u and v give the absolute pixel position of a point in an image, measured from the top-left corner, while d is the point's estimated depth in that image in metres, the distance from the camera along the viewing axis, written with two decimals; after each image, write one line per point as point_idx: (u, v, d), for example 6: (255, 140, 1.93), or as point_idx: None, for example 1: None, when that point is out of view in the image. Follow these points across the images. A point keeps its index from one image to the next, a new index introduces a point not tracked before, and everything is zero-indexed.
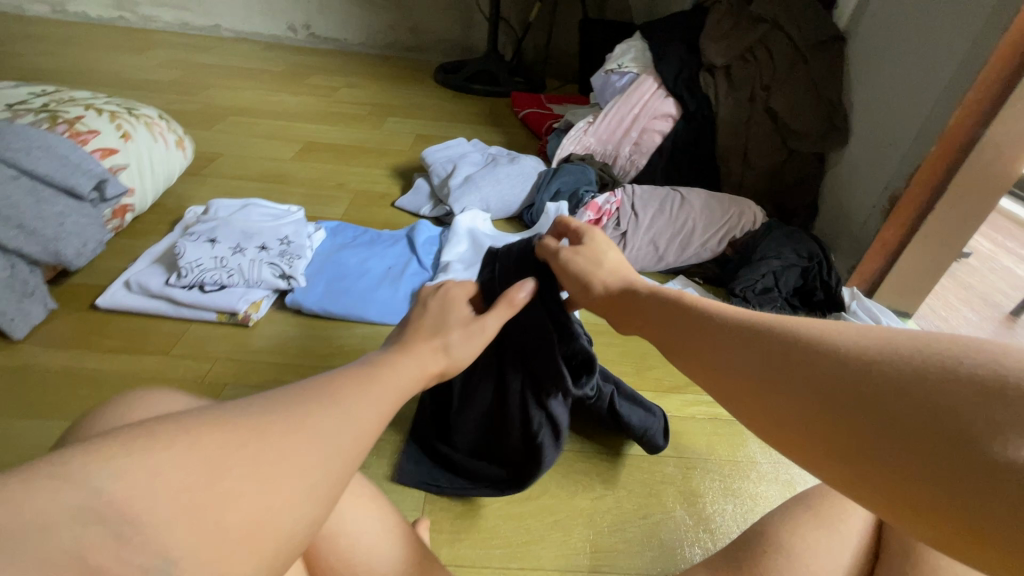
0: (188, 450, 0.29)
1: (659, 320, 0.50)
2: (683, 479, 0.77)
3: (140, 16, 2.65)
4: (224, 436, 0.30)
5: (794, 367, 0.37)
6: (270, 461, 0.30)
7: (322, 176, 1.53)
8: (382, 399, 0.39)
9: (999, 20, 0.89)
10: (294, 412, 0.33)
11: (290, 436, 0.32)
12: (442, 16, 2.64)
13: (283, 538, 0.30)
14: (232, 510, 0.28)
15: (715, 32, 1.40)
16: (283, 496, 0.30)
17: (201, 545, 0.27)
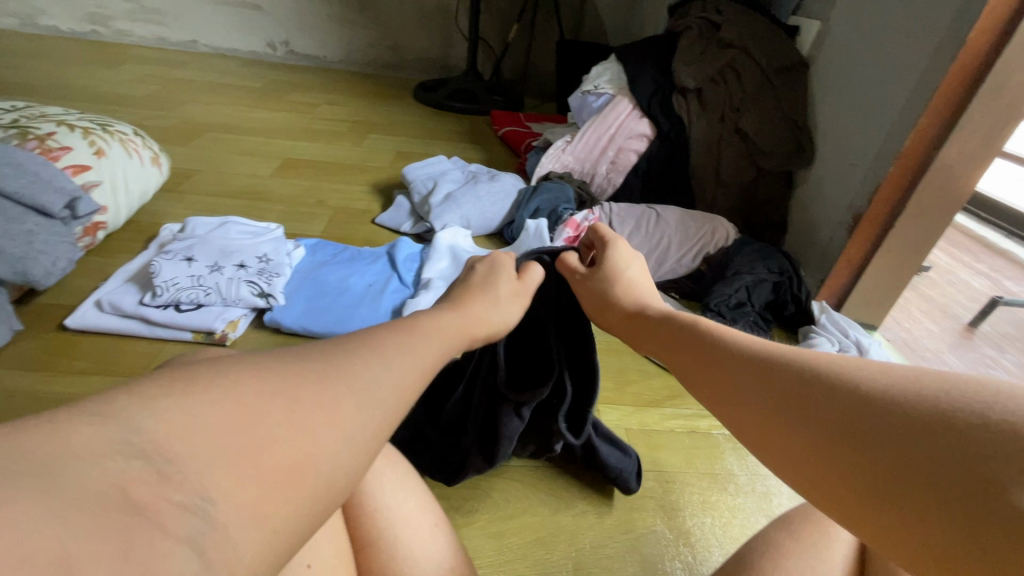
0: (228, 392, 0.30)
1: (673, 342, 0.53)
2: (662, 492, 0.79)
3: (113, 31, 2.60)
4: (263, 381, 0.32)
5: (808, 402, 0.37)
6: (305, 406, 0.31)
7: (302, 192, 1.52)
8: (421, 360, 0.41)
9: (947, 50, 0.95)
10: (332, 366, 0.35)
11: (326, 387, 0.33)
12: (421, 35, 2.67)
13: (320, 481, 0.30)
14: (268, 451, 0.29)
15: (686, 56, 1.45)
16: (318, 444, 0.30)
17: (240, 486, 0.27)
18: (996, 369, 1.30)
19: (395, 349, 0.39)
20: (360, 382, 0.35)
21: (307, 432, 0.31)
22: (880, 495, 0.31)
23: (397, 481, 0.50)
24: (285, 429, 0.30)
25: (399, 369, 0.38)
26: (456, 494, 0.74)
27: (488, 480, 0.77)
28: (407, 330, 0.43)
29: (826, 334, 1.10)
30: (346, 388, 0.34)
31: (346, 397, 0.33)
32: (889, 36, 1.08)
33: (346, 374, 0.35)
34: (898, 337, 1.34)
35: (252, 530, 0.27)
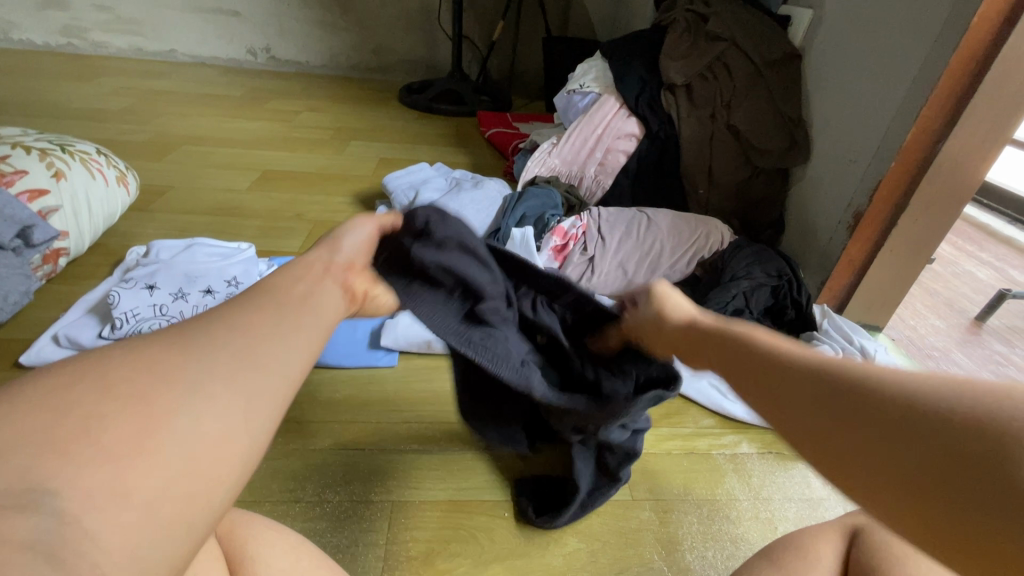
0: (31, 394, 0.27)
1: (715, 350, 0.45)
2: (660, 524, 0.73)
3: (90, 43, 2.53)
4: (73, 373, 0.28)
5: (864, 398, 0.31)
6: (135, 383, 0.28)
7: (280, 206, 1.46)
8: (304, 312, 0.39)
9: (949, 37, 0.90)
10: (158, 342, 0.31)
11: (157, 357, 0.30)
12: (405, 36, 2.61)
13: (195, 442, 0.28)
14: (106, 429, 0.26)
15: (673, 51, 1.39)
16: (168, 404, 0.28)
17: (78, 470, 0.25)
18: (1006, 366, 1.24)
19: (251, 306, 0.37)
20: (211, 343, 0.32)
21: (142, 402, 0.28)
22: (954, 505, 0.26)
23: (285, 547, 0.48)
24: (115, 406, 0.27)
25: (261, 322, 0.35)
26: (436, 537, 0.68)
27: (469, 515, 0.71)
28: (272, 288, 0.40)
29: (828, 342, 1.04)
30: (188, 353, 0.31)
31: (188, 360, 0.30)
32: (885, 24, 1.02)
33: (175, 342, 0.32)
34: (902, 335, 1.28)
35: (112, 507, 0.25)
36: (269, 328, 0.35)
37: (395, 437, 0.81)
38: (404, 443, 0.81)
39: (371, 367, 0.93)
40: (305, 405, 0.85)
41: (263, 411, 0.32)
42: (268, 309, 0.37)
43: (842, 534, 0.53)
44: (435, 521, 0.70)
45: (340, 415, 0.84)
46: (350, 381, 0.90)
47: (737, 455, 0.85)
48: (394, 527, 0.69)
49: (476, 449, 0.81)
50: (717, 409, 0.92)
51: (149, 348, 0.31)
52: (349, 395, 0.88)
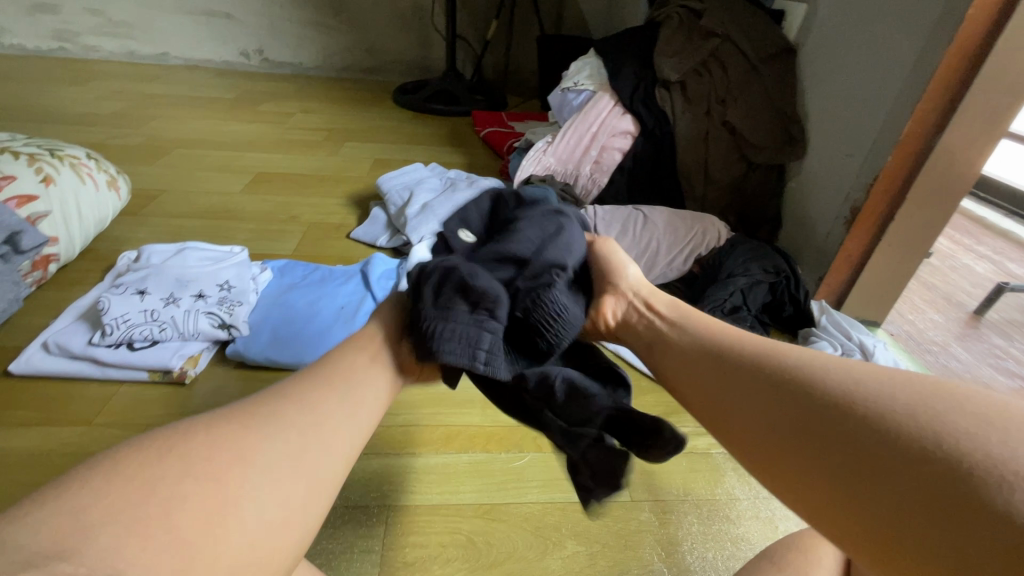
0: (118, 482, 0.34)
1: (671, 350, 0.50)
2: (659, 526, 0.72)
3: (81, 47, 2.51)
4: (155, 462, 0.35)
5: (806, 422, 0.37)
6: (203, 471, 0.36)
7: (273, 209, 1.45)
8: (354, 402, 0.45)
9: (944, 29, 0.89)
10: (224, 431, 0.39)
11: (226, 452, 0.37)
12: (398, 36, 2.59)
13: (250, 536, 0.35)
14: (178, 516, 0.33)
15: (667, 47, 1.38)
16: (229, 491, 0.35)
17: (153, 556, 0.31)
18: (1005, 359, 1.23)
19: (304, 398, 0.43)
20: (267, 441, 0.39)
21: (213, 496, 0.35)
22: (866, 510, 0.32)
23: None
24: (190, 495, 0.34)
25: (315, 417, 0.42)
26: (432, 541, 0.68)
27: (465, 517, 0.71)
28: (326, 372, 0.47)
29: (827, 338, 1.03)
30: (251, 450, 0.38)
31: (251, 444, 0.38)
32: (881, 18, 1.01)
33: (240, 435, 0.39)
34: (901, 330, 1.28)
35: None
36: (321, 426, 0.42)
37: (389, 440, 0.81)
38: (400, 447, 0.80)
39: None
40: None
41: (305, 506, 0.38)
42: (322, 403, 0.43)
43: None
44: (432, 525, 0.69)
45: None
46: None
47: None
48: (389, 534, 0.68)
49: (472, 452, 0.80)
50: None
51: (222, 440, 0.38)
52: None
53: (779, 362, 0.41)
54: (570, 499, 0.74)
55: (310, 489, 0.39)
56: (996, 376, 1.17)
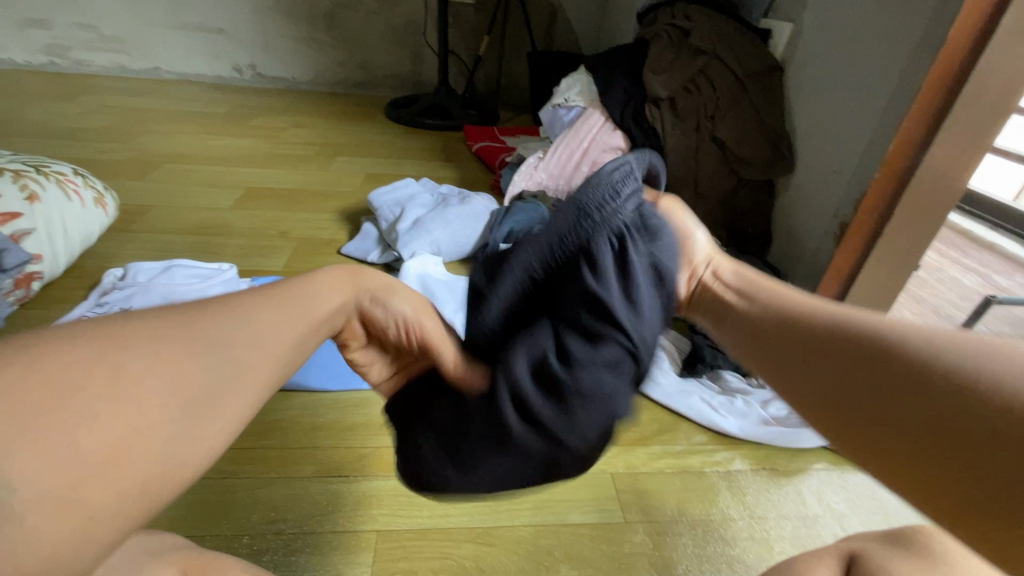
0: (48, 359, 0.30)
1: (754, 313, 0.52)
2: (653, 548, 0.71)
3: (72, 61, 2.50)
4: (77, 357, 0.31)
5: (867, 378, 0.40)
6: (131, 384, 0.31)
7: (264, 224, 1.44)
8: (286, 333, 0.41)
9: (927, 49, 0.91)
10: (165, 328, 0.35)
11: (166, 356, 0.33)
12: (391, 52, 2.61)
13: (166, 454, 0.32)
14: (91, 430, 0.29)
15: (656, 65, 1.40)
16: (148, 420, 0.31)
17: (50, 471, 0.28)
18: None
19: (257, 310, 0.40)
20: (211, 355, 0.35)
21: (146, 399, 0.31)
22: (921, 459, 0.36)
23: None
24: (109, 414, 0.30)
25: (261, 337, 0.39)
26: (423, 568, 0.66)
27: (456, 542, 0.69)
28: (287, 288, 0.45)
29: None
30: (194, 362, 0.34)
31: (186, 371, 0.34)
32: (866, 36, 1.03)
33: (182, 338, 0.35)
34: None
35: (57, 518, 0.28)
36: (265, 350, 0.39)
37: (380, 462, 0.79)
38: (391, 468, 0.78)
39: (358, 390, 0.91)
40: (288, 431, 0.83)
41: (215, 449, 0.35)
42: (270, 327, 0.40)
43: (837, 558, 0.50)
44: (422, 551, 0.68)
45: (327, 441, 0.82)
46: (335, 406, 0.88)
47: (732, 472, 0.83)
48: (378, 560, 0.67)
49: None
50: (710, 425, 0.90)
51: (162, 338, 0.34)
52: (333, 420, 0.86)
53: (849, 321, 0.44)
54: (564, 521, 0.73)
55: (228, 432, 0.36)
56: None
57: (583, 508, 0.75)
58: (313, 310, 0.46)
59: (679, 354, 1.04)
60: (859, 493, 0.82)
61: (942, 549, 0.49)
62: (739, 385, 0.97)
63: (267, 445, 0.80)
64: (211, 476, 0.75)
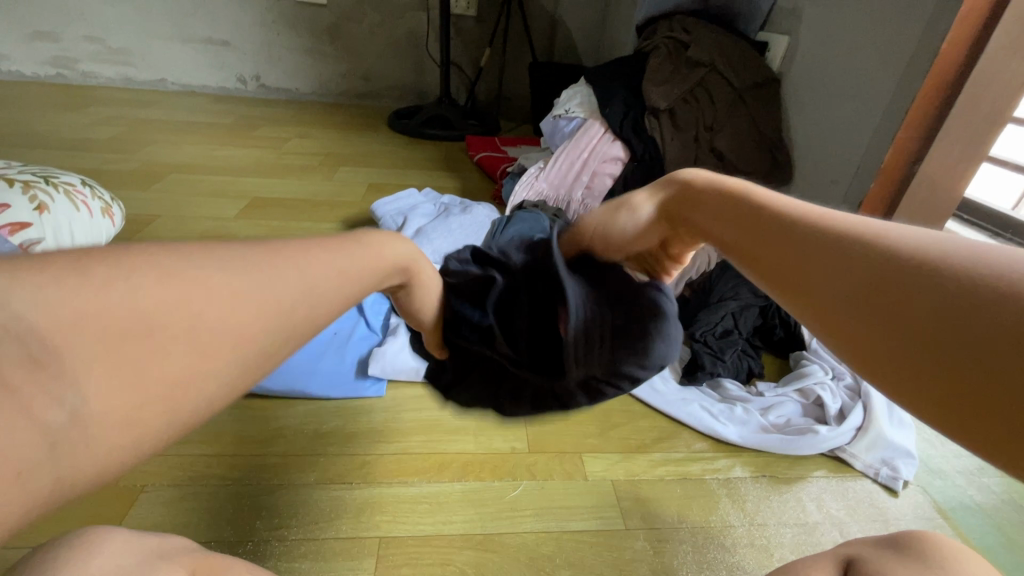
0: (135, 280, 0.27)
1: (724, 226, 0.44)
2: (654, 554, 0.72)
3: (79, 73, 2.53)
4: (161, 280, 0.28)
5: (864, 277, 0.32)
6: (205, 326, 0.28)
7: (268, 234, 1.46)
8: (351, 279, 0.38)
9: (920, 62, 0.93)
10: (234, 264, 0.31)
11: (230, 302, 0.29)
12: (394, 63, 2.64)
13: (183, 418, 0.28)
14: (164, 360, 0.27)
15: (655, 78, 1.42)
16: (217, 362, 0.29)
17: (120, 392, 0.25)
18: None
19: (329, 256, 0.37)
20: (264, 310, 0.31)
21: (193, 348, 0.28)
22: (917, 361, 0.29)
23: None
24: (183, 350, 0.27)
25: (319, 291, 0.35)
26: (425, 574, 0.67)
27: (458, 548, 0.70)
28: (352, 240, 0.41)
29: (818, 360, 1.04)
30: (256, 314, 0.30)
31: (263, 312, 0.31)
32: (860, 50, 1.05)
33: (248, 281, 0.31)
34: None
35: (117, 434, 0.26)
36: (319, 307, 0.35)
37: (383, 469, 0.80)
38: (394, 475, 0.79)
39: (361, 398, 0.92)
40: (292, 438, 0.84)
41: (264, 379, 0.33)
42: (329, 279, 0.36)
43: (834, 563, 0.51)
44: (424, 557, 0.68)
45: (331, 448, 0.83)
46: (338, 413, 0.89)
47: (731, 479, 0.84)
48: (380, 566, 0.67)
49: (465, 480, 0.79)
50: (711, 433, 0.90)
51: (225, 274, 0.30)
52: (336, 427, 0.87)
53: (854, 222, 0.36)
54: (565, 528, 0.74)
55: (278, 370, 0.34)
56: None
57: (584, 515, 0.76)
58: (374, 264, 0.42)
59: (678, 362, 1.05)
60: (859, 500, 0.83)
61: (942, 555, 0.49)
62: (739, 393, 0.98)
63: (271, 452, 0.81)
64: (217, 482, 0.76)
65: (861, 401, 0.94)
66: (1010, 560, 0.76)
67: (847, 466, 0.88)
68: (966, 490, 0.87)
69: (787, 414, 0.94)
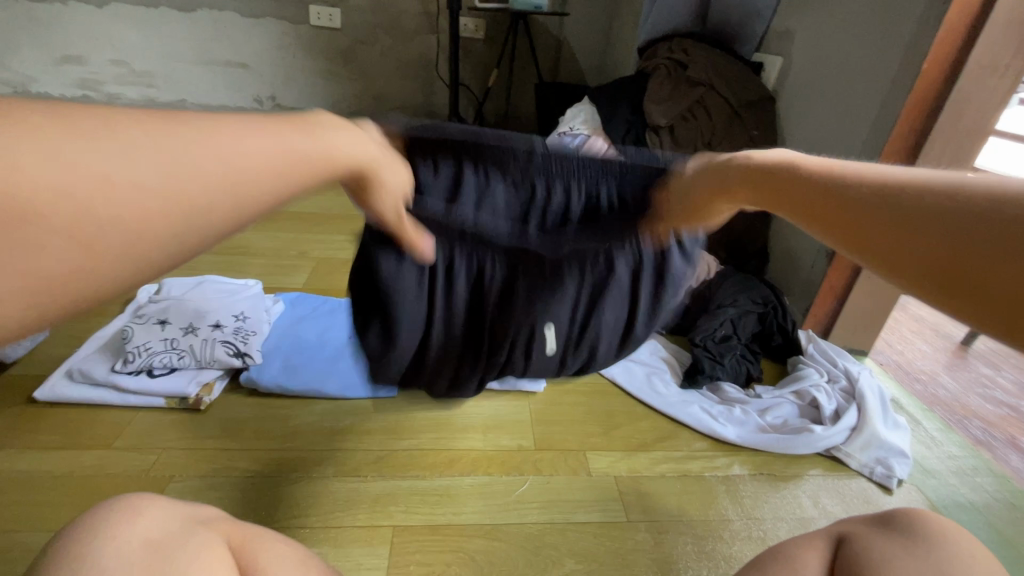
0: (103, 134, 0.25)
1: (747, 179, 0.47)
2: (655, 544, 0.75)
3: (104, 94, 2.65)
4: (124, 126, 0.26)
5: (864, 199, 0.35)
6: (176, 179, 0.26)
7: (284, 245, 1.51)
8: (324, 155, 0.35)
9: (903, 82, 0.99)
10: (145, 145, 0.26)
11: (139, 181, 0.25)
12: (404, 83, 2.74)
13: (93, 291, 0.26)
14: (124, 208, 0.25)
15: (656, 95, 1.49)
16: (171, 221, 0.26)
17: (74, 240, 0.24)
18: (992, 388, 1.26)
19: (291, 136, 0.33)
20: (171, 203, 0.26)
21: (169, 190, 0.26)
22: (927, 263, 0.30)
23: (292, 559, 0.50)
24: (144, 208, 0.25)
25: (244, 180, 0.29)
26: (437, 560, 0.70)
27: (467, 537, 0.73)
28: (301, 128, 0.34)
29: (814, 365, 1.08)
30: (225, 174, 0.28)
31: (223, 166, 0.28)
32: (849, 70, 1.12)
33: (157, 161, 0.26)
34: (890, 359, 1.31)
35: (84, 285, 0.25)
36: (247, 207, 0.29)
37: (395, 463, 0.84)
38: (406, 469, 0.83)
39: (375, 398, 0.97)
40: (310, 434, 0.89)
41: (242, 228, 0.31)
42: (259, 171, 0.30)
43: (825, 543, 0.53)
44: (435, 545, 0.72)
45: (347, 443, 0.87)
46: (353, 412, 0.94)
47: (730, 476, 0.87)
48: (394, 551, 0.71)
49: (475, 474, 0.83)
50: (710, 433, 0.94)
51: (126, 154, 0.25)
52: (352, 425, 0.91)
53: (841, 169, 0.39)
54: (568, 519, 0.77)
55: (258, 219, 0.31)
56: (984, 404, 1.19)
57: (588, 508, 0.79)
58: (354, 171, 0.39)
59: (679, 366, 1.10)
60: (854, 497, 0.86)
61: (927, 526, 0.52)
62: (738, 395, 1.02)
63: (291, 446, 0.86)
64: (241, 474, 0.81)
65: (856, 403, 0.97)
66: (1001, 554, 0.79)
67: (843, 465, 0.92)
68: (958, 489, 0.90)
69: (784, 414, 0.98)
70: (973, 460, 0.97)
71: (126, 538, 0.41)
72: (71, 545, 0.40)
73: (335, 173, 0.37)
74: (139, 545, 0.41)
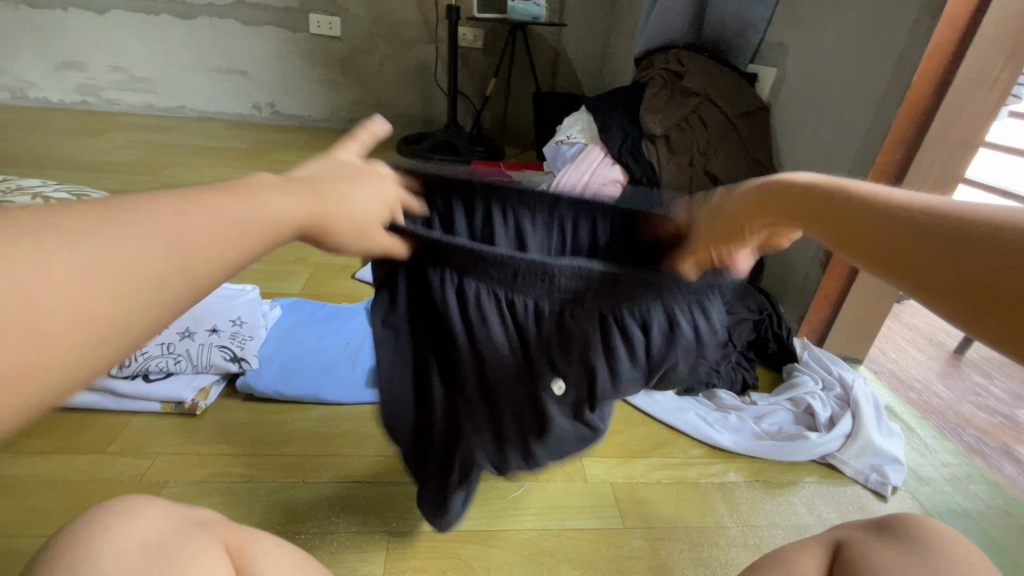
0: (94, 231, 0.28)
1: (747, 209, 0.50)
2: (651, 551, 0.75)
3: (103, 100, 2.65)
4: (117, 222, 0.29)
5: (889, 224, 0.37)
6: (151, 251, 0.29)
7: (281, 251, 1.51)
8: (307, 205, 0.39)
9: (893, 95, 1.01)
10: (109, 231, 0.29)
11: (114, 279, 0.28)
12: (403, 91, 2.75)
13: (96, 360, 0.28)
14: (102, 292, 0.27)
15: (652, 104, 1.49)
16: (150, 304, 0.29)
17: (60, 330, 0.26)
18: (986, 396, 1.27)
19: (259, 199, 0.36)
20: (133, 283, 0.28)
21: (148, 263, 0.29)
22: (933, 281, 0.34)
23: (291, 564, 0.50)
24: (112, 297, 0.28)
25: (199, 255, 0.31)
26: (432, 565, 0.70)
27: (465, 542, 0.74)
28: (242, 196, 0.35)
29: (809, 372, 1.09)
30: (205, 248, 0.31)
31: (187, 238, 0.31)
32: (840, 83, 1.14)
33: (121, 258, 0.28)
34: (884, 368, 1.32)
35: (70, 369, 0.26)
36: (196, 279, 0.31)
37: (391, 469, 0.84)
38: (402, 474, 0.83)
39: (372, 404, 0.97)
40: (307, 440, 0.88)
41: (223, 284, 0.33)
42: (215, 245, 0.32)
43: (824, 549, 0.54)
44: (430, 551, 0.72)
45: (343, 449, 0.87)
46: (349, 418, 0.94)
47: (726, 483, 0.87)
48: (390, 557, 0.71)
49: None
50: (705, 439, 0.95)
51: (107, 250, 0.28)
52: (348, 431, 0.91)
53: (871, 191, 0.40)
54: (565, 525, 0.77)
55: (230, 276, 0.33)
56: (977, 412, 1.20)
57: (585, 515, 0.79)
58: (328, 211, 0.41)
59: None
60: (849, 504, 0.86)
61: (921, 529, 0.52)
62: (733, 402, 1.03)
63: (286, 451, 0.86)
64: (236, 479, 0.80)
65: (850, 410, 0.98)
66: (994, 560, 0.79)
67: (838, 472, 0.92)
68: (953, 496, 0.90)
69: (780, 421, 0.98)
70: (967, 467, 0.98)
71: (123, 538, 0.41)
72: (66, 547, 0.40)
73: (283, 235, 0.37)
74: (133, 549, 0.40)
